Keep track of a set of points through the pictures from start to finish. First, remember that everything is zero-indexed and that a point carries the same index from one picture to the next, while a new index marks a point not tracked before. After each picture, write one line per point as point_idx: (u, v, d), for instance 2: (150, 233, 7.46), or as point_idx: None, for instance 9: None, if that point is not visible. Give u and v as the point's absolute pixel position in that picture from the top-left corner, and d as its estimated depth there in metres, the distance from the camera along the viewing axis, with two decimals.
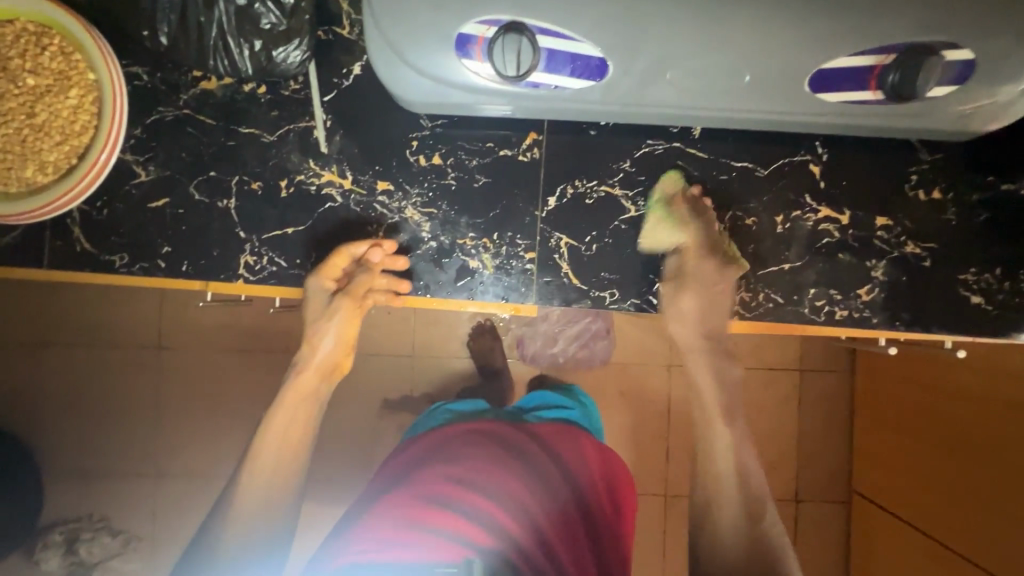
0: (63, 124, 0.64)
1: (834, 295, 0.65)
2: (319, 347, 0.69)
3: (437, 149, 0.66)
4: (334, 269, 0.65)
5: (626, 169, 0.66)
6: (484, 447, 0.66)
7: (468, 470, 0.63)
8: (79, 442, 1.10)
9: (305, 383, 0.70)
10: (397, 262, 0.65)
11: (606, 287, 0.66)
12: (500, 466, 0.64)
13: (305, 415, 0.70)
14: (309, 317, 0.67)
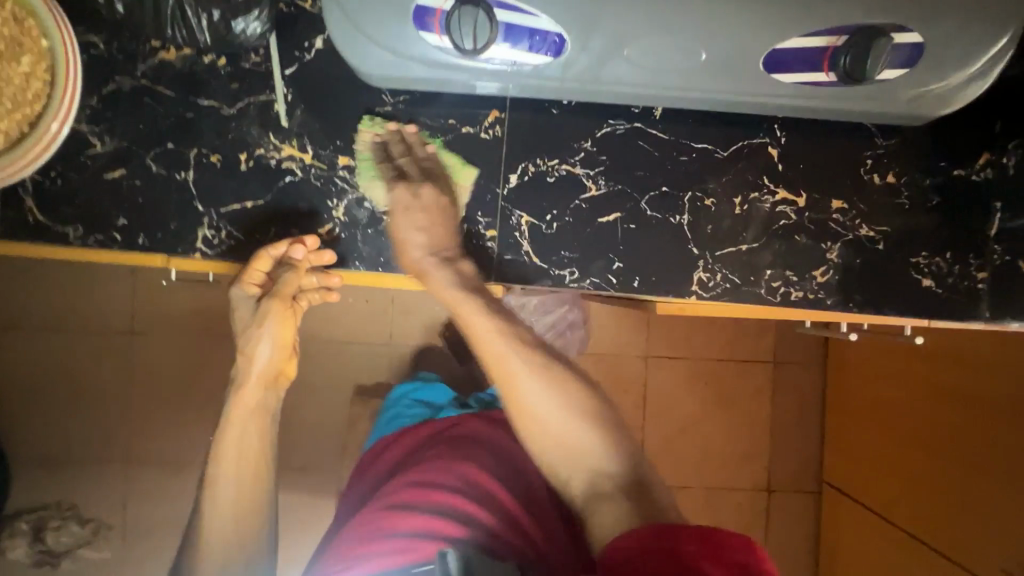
0: (15, 92, 0.62)
1: (789, 277, 0.66)
2: (256, 359, 0.70)
3: (399, 125, 0.66)
4: (254, 274, 0.66)
5: (587, 148, 0.66)
6: (449, 450, 0.77)
7: (434, 471, 0.73)
8: (49, 427, 1.11)
9: (250, 397, 0.71)
10: (319, 256, 0.65)
11: (566, 266, 0.66)
12: (464, 466, 0.73)
13: (258, 431, 0.72)
14: (241, 329, 0.71)
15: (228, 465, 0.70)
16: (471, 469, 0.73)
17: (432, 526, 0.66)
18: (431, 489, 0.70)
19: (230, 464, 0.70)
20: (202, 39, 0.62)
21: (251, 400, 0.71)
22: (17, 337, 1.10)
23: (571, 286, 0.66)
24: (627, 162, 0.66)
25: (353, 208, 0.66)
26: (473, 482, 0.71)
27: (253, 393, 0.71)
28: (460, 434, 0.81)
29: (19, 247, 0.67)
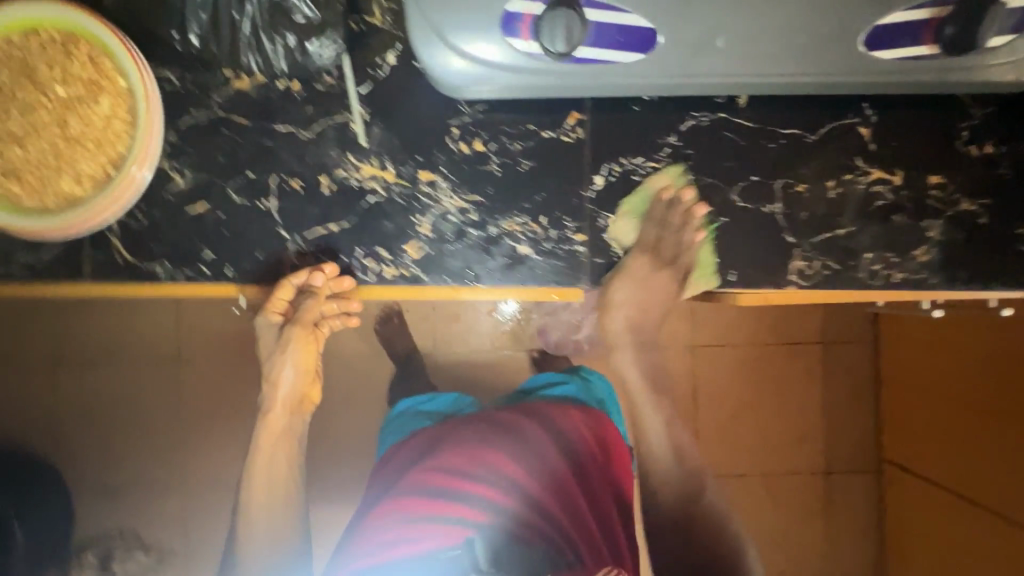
0: (97, 133, 0.63)
1: (890, 258, 0.64)
2: (279, 383, 0.74)
3: (478, 135, 0.65)
4: (279, 302, 0.67)
5: (672, 143, 0.64)
6: (478, 433, 0.71)
7: (455, 458, 0.69)
8: (107, 461, 1.09)
9: (276, 419, 0.75)
10: (338, 284, 0.64)
11: (658, 265, 0.65)
12: (492, 451, 0.69)
13: (285, 448, 0.77)
14: (266, 353, 0.74)
15: (262, 477, 0.76)
16: (504, 456, 0.69)
17: (460, 511, 0.66)
18: (461, 476, 0.68)
19: (264, 476, 0.76)
20: (280, 64, 0.64)
21: (279, 420, 0.76)
22: (69, 373, 1.09)
23: None
24: (714, 154, 0.65)
25: (439, 225, 0.65)
26: (499, 471, 0.68)
27: (277, 413, 0.75)
28: (482, 419, 0.74)
29: (109, 287, 0.67)
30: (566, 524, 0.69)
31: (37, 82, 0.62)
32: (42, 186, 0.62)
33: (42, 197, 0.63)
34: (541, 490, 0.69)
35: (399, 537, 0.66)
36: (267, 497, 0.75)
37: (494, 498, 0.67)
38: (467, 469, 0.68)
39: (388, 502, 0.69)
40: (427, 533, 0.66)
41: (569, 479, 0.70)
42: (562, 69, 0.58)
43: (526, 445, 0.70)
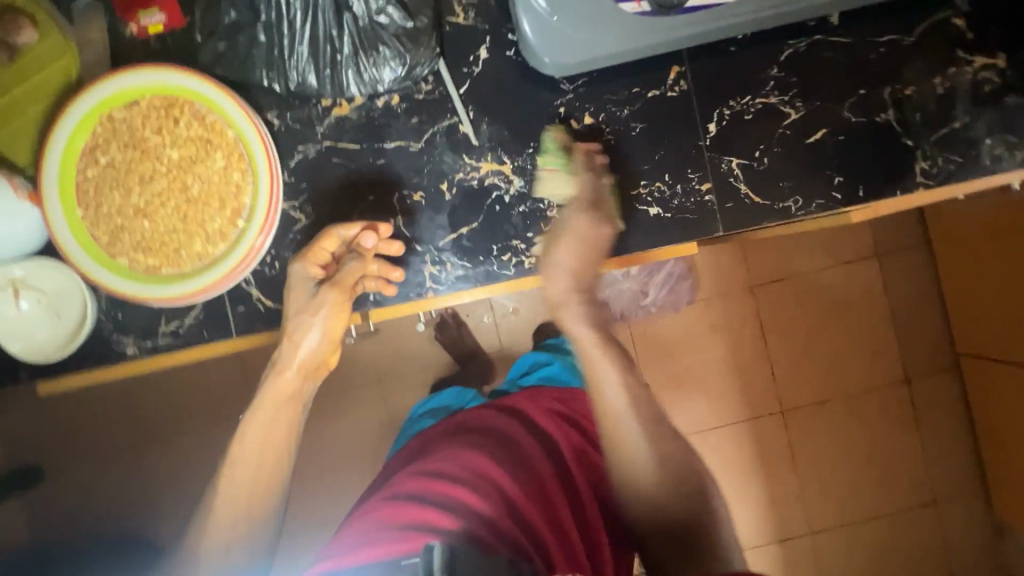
0: (218, 189, 0.63)
1: (1010, 140, 0.65)
2: (295, 345, 0.64)
3: (585, 109, 0.65)
4: (321, 253, 0.63)
5: (776, 75, 0.65)
6: (462, 438, 0.64)
7: (444, 464, 0.59)
8: None
9: (286, 384, 0.65)
10: (389, 246, 0.63)
11: (788, 196, 0.66)
12: (472, 451, 0.60)
13: (288, 424, 0.65)
14: (291, 311, 0.64)
15: (246, 466, 0.61)
16: (486, 454, 0.60)
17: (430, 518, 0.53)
18: (434, 479, 0.58)
19: (251, 459, 0.62)
20: (380, 79, 0.62)
21: (296, 387, 0.65)
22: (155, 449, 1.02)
23: (798, 215, 0.66)
24: (818, 76, 0.65)
25: (564, 205, 0.66)
26: (485, 473, 0.57)
27: (289, 373, 0.64)
28: (476, 422, 0.66)
29: (255, 338, 0.68)
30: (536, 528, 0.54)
31: (150, 151, 0.63)
32: (178, 253, 0.63)
33: (180, 263, 0.64)
34: (520, 493, 0.56)
35: (367, 541, 0.53)
36: (248, 474, 0.61)
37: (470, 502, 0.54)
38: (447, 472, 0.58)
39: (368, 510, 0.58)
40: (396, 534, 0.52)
41: (550, 483, 0.59)
42: (670, 22, 0.58)
43: (515, 451, 0.61)
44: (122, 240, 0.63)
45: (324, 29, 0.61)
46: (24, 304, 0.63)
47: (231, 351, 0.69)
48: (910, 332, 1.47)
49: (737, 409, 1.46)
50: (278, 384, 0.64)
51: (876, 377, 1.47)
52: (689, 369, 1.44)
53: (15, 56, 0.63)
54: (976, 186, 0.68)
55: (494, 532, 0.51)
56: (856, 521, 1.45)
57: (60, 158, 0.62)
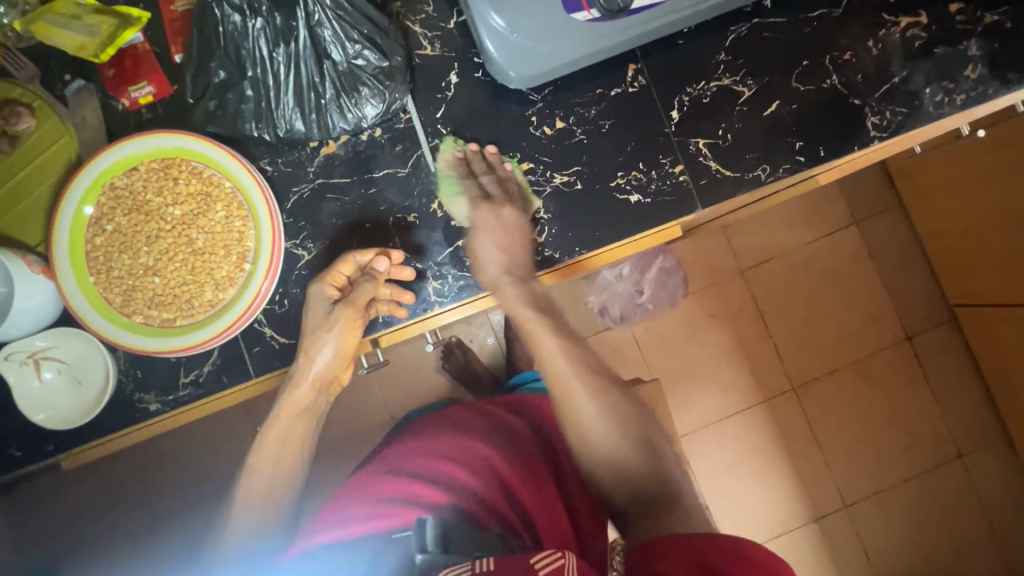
0: (223, 238, 0.67)
1: (947, 86, 0.70)
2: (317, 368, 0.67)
3: (555, 114, 0.70)
4: (338, 275, 0.66)
5: (724, 59, 0.70)
6: (461, 419, 0.66)
7: (436, 445, 0.63)
8: None
9: (302, 398, 0.67)
10: (401, 271, 0.67)
11: (756, 166, 0.70)
12: (466, 434, 0.63)
13: (304, 429, 0.68)
14: (308, 327, 0.66)
15: (266, 467, 0.65)
16: (484, 437, 0.63)
17: (424, 494, 0.57)
18: (426, 458, 0.61)
19: (267, 463, 0.65)
20: (362, 115, 0.67)
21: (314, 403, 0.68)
22: (196, 508, 1.08)
23: (769, 181, 0.70)
24: (763, 54, 0.71)
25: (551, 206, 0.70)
26: (477, 453, 0.61)
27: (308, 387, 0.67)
28: (470, 409, 0.69)
29: (274, 375, 0.70)
30: (529, 507, 0.57)
31: (154, 212, 0.67)
32: (191, 303, 0.66)
33: (195, 312, 0.66)
34: (515, 474, 0.59)
35: (364, 514, 0.57)
36: (264, 471, 0.65)
37: (460, 479, 0.58)
38: (443, 454, 0.61)
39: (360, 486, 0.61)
40: (390, 511, 0.56)
41: (545, 466, 0.62)
42: (622, 26, 0.64)
43: (508, 434, 0.64)
44: (136, 298, 0.66)
45: (307, 78, 0.65)
46: (47, 375, 0.66)
47: (251, 392, 0.71)
48: (902, 291, 1.51)
49: (748, 390, 1.48)
50: (297, 397, 0.66)
51: (878, 338, 1.50)
52: (694, 358, 1.47)
53: (19, 142, 0.68)
54: (926, 132, 0.72)
55: (485, 508, 0.55)
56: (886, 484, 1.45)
57: (70, 229, 0.65)
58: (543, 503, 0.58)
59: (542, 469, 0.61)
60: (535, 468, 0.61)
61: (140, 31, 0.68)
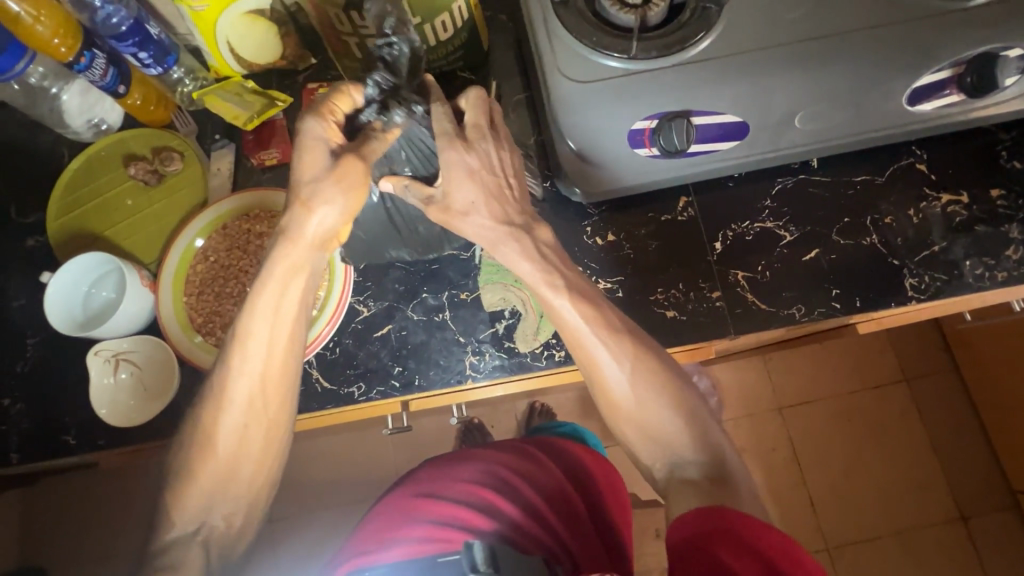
0: None
1: (988, 262, 0.73)
2: (269, 343, 0.60)
3: (608, 228, 0.78)
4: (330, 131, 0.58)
5: (770, 205, 0.77)
6: (486, 449, 0.72)
7: (465, 470, 0.69)
8: None
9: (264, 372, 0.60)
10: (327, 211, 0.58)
11: (792, 305, 0.74)
12: (500, 464, 0.69)
13: (260, 408, 0.61)
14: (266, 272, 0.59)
15: (213, 466, 0.60)
16: (510, 463, 0.69)
17: (462, 516, 0.63)
18: (462, 482, 0.67)
19: (227, 434, 0.60)
20: None
21: (271, 390, 0.61)
22: None
23: (803, 321, 0.73)
24: (806, 206, 0.77)
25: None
26: (502, 478, 0.67)
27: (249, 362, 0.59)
28: (503, 442, 0.75)
29: (310, 415, 0.75)
30: (560, 534, 0.63)
31: (249, 252, 0.77)
32: None
33: None
34: (546, 507, 0.65)
35: (395, 539, 0.63)
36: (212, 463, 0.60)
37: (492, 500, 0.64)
38: (471, 477, 0.67)
39: (395, 506, 0.67)
40: (426, 534, 0.62)
41: (577, 500, 0.68)
42: (676, 162, 0.73)
43: (535, 463, 0.70)
44: (214, 322, 0.75)
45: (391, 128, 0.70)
46: (122, 375, 0.74)
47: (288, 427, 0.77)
48: (962, 458, 1.62)
49: None
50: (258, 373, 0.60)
51: (934, 510, 1.60)
52: None
53: (164, 179, 0.82)
54: (964, 300, 0.75)
55: (520, 533, 0.62)
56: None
57: (180, 255, 0.76)
58: (577, 533, 0.65)
59: (575, 498, 0.68)
60: (564, 498, 0.67)
61: (281, 110, 0.84)
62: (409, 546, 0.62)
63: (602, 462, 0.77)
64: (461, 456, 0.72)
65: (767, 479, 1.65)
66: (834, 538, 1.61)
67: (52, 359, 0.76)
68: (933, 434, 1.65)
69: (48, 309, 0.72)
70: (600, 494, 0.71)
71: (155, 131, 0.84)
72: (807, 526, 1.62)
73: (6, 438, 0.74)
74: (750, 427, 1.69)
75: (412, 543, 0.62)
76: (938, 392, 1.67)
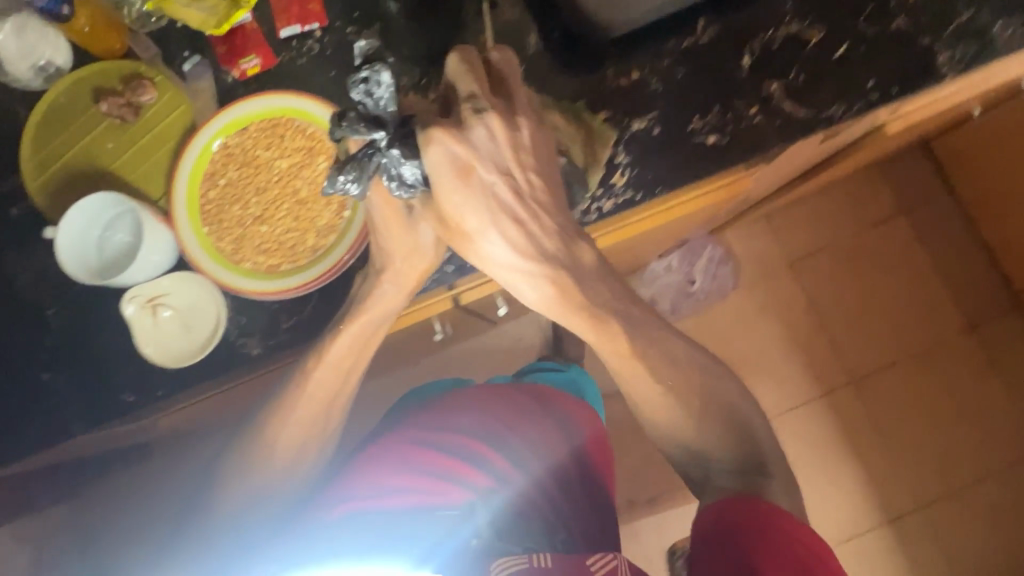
0: (324, 188, 0.71)
1: (1017, 20, 0.72)
2: (336, 368, 0.68)
3: (631, 65, 0.74)
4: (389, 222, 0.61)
5: (793, 7, 0.73)
6: (496, 400, 0.71)
7: (479, 420, 0.67)
8: None
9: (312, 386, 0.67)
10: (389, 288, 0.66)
11: (830, 105, 0.72)
12: (510, 424, 0.67)
13: (305, 416, 0.68)
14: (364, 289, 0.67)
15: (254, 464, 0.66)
16: (523, 418, 0.69)
17: (467, 475, 0.62)
18: (475, 441, 0.65)
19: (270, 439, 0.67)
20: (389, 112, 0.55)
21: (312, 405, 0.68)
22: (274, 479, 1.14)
23: (843, 120, 0.72)
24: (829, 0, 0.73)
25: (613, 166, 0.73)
26: (516, 434, 0.66)
27: (318, 389, 0.67)
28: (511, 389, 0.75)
29: None
30: (564, 494, 0.62)
31: (263, 168, 0.71)
32: (295, 249, 0.70)
33: (297, 258, 0.70)
34: (552, 466, 0.64)
35: (404, 490, 0.61)
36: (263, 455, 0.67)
37: (502, 460, 0.63)
38: (489, 434, 0.66)
39: (400, 450, 0.65)
40: (443, 490, 0.60)
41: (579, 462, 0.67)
42: None
43: (543, 419, 0.70)
44: (245, 246, 0.70)
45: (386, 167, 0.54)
46: (163, 315, 0.70)
47: None
48: (967, 271, 1.70)
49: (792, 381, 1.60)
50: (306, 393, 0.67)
51: (947, 326, 1.69)
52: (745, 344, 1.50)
53: (142, 113, 0.74)
54: (997, 65, 0.74)
55: (527, 498, 0.60)
56: (911, 470, 1.64)
57: (188, 181, 0.70)
58: (582, 488, 0.64)
59: (580, 458, 0.67)
60: (570, 457, 0.66)
61: (247, 12, 0.74)
62: (421, 498, 0.60)
63: (598, 429, 0.74)
64: (478, 403, 0.70)
65: (790, 328, 1.71)
66: (858, 369, 1.69)
67: (80, 317, 0.72)
68: (939, 254, 1.72)
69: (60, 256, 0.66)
70: (601, 469, 0.69)
71: (113, 62, 0.74)
72: (833, 365, 1.70)
73: (60, 403, 0.71)
74: (768, 290, 1.73)
75: (427, 497, 0.60)
76: (939, 214, 1.73)
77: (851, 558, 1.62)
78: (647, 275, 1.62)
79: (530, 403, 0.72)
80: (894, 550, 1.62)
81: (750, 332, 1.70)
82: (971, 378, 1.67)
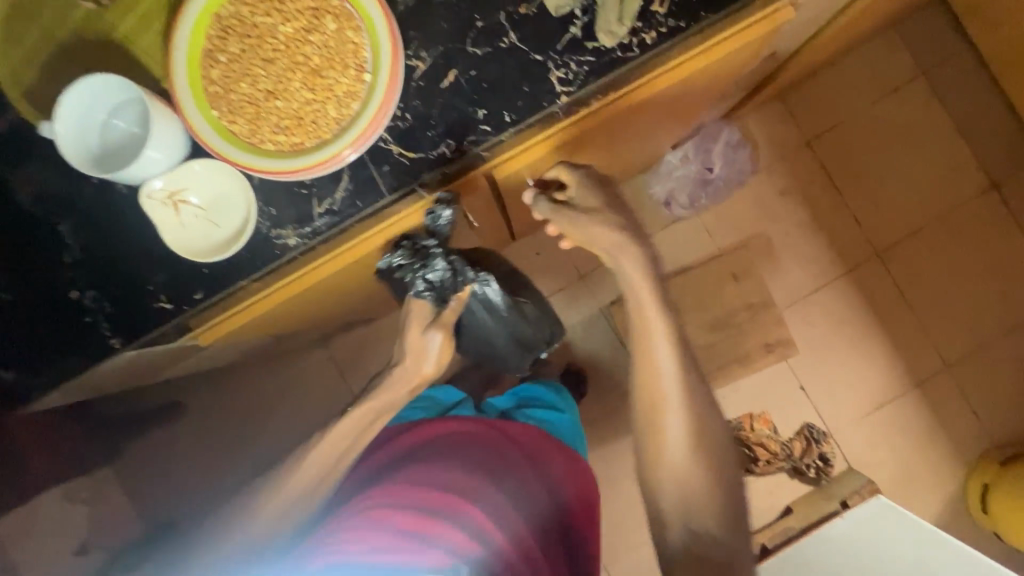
0: (336, 51, 0.65)
1: None
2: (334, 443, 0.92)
3: None
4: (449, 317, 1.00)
5: None
6: (489, 458, 0.96)
7: (472, 483, 0.90)
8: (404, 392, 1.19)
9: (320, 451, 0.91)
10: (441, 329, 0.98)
11: None
12: (501, 491, 0.91)
13: (313, 463, 0.91)
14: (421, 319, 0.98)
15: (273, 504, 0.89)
16: (506, 478, 0.94)
17: (454, 535, 0.83)
18: (464, 501, 0.88)
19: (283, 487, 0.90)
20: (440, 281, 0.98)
21: (320, 460, 0.91)
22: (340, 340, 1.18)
23: None
24: None
25: (568, 106, 0.75)
26: (500, 502, 0.90)
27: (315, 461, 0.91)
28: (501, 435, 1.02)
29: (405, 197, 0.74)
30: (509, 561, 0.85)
31: (266, 38, 0.65)
32: (315, 123, 0.65)
33: (319, 133, 0.65)
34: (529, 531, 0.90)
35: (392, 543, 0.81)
36: (279, 499, 0.89)
37: (488, 519, 0.87)
38: (477, 495, 0.89)
39: (393, 509, 0.85)
40: (425, 545, 0.82)
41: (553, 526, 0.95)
42: None
43: (528, 489, 0.95)
44: (261, 127, 0.66)
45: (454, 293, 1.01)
46: (187, 213, 0.69)
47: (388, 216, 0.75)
48: (986, 130, 1.67)
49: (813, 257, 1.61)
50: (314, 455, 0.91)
51: (968, 188, 1.67)
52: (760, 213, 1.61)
53: None
54: None
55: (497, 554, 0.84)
56: (936, 334, 1.67)
57: (185, 61, 0.64)
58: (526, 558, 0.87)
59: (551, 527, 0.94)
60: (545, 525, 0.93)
61: None
62: (404, 552, 0.81)
63: (580, 496, 1.00)
64: (466, 465, 0.93)
65: (810, 209, 1.69)
66: (881, 242, 1.68)
67: (110, 221, 0.72)
68: (957, 115, 1.68)
69: (61, 148, 0.69)
70: (575, 531, 0.96)
71: None
72: (854, 241, 1.69)
73: (104, 310, 0.73)
74: (786, 172, 1.69)
75: (411, 550, 0.81)
76: (957, 73, 1.68)
77: (880, 424, 1.68)
78: (663, 167, 1.59)
79: (519, 470, 0.96)
80: (921, 413, 1.67)
81: (770, 216, 1.67)
82: (995, 239, 1.66)
